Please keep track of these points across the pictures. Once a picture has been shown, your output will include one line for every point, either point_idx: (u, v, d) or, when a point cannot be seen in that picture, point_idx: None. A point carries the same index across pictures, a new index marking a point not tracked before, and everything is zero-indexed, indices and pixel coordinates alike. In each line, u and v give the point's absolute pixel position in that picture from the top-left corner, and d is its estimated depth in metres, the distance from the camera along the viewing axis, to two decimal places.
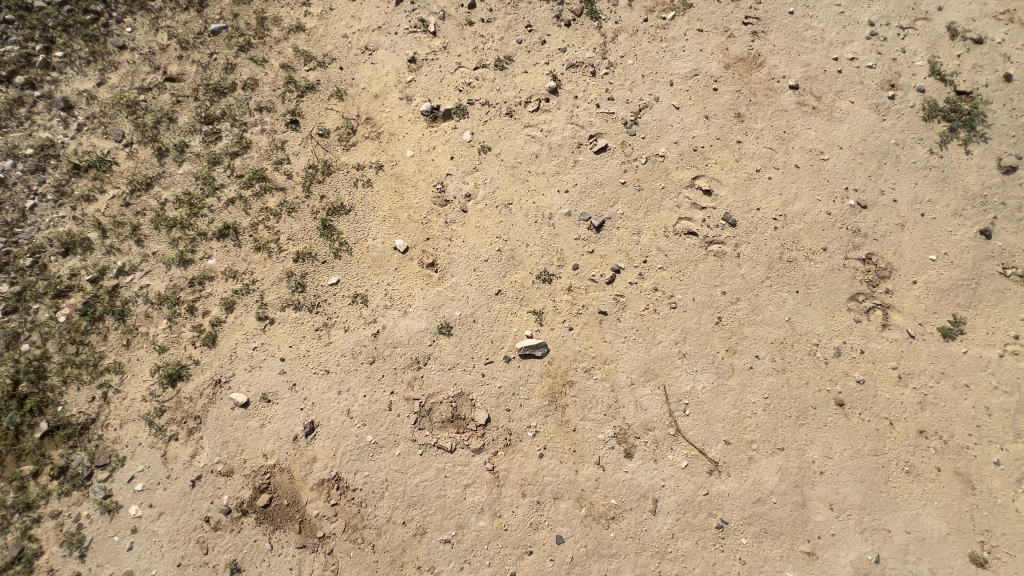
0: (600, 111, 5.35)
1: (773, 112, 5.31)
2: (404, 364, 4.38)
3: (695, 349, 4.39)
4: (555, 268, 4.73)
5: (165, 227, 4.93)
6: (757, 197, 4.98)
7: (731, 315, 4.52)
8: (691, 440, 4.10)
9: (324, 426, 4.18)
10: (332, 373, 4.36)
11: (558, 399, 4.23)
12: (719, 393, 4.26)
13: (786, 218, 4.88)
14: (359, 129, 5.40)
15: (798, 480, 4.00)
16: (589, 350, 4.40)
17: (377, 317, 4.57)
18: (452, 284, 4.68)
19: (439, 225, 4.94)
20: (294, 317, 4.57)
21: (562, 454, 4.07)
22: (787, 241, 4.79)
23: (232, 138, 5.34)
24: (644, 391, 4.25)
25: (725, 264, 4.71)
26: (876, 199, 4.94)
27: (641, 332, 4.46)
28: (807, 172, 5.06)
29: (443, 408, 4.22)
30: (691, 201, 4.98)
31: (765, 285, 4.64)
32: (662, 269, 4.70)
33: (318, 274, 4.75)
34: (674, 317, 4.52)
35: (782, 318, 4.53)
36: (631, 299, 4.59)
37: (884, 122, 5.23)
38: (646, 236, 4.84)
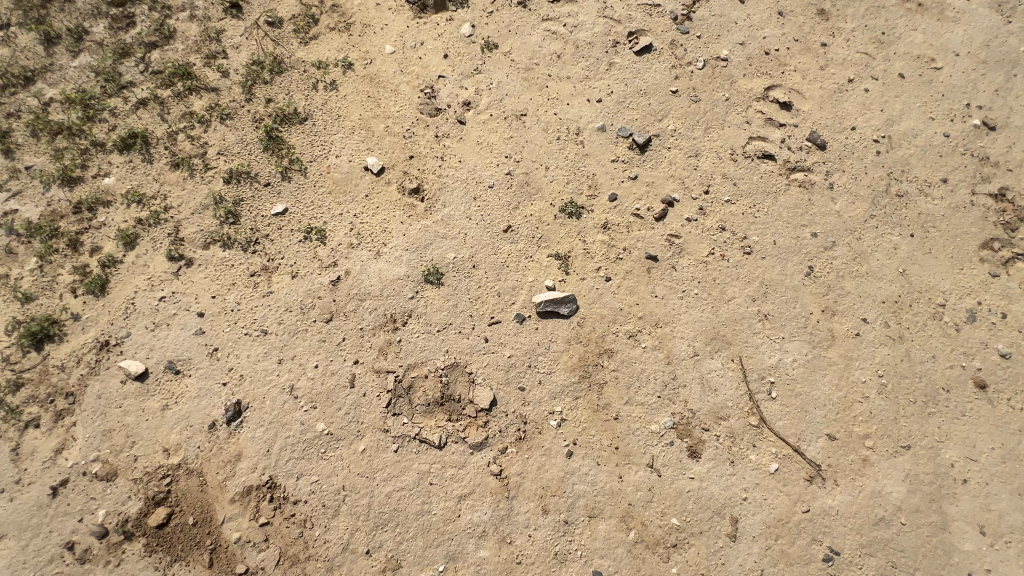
0: (642, 3, 4.05)
1: (868, 9, 4.04)
2: (375, 323, 3.10)
3: (779, 309, 3.18)
4: (585, 199, 3.47)
5: (46, 134, 3.56)
6: (851, 114, 3.75)
7: (826, 264, 3.31)
8: (781, 434, 2.89)
9: (257, 410, 2.89)
10: (272, 335, 3.07)
11: (592, 375, 2.99)
12: (816, 369, 3.05)
13: (890, 140, 3.67)
14: (322, 18, 4.04)
15: (933, 493, 2.81)
16: (634, 308, 3.16)
17: (339, 260, 3.27)
18: (443, 218, 3.39)
19: (426, 141, 3.63)
20: (221, 258, 3.26)
21: (599, 453, 2.84)
22: (893, 170, 3.58)
23: (150, 24, 3.95)
24: (712, 365, 3.03)
25: (814, 198, 3.49)
26: (1008, 119, 3.73)
27: (704, 286, 3.23)
28: (915, 84, 3.83)
29: (429, 386, 2.96)
30: (765, 116, 3.73)
31: (869, 226, 3.42)
32: (731, 202, 3.46)
33: (258, 201, 3.43)
34: (749, 265, 3.29)
35: (894, 269, 3.32)
36: (690, 242, 3.35)
37: (1011, 24, 4.00)
38: (707, 160, 3.59)
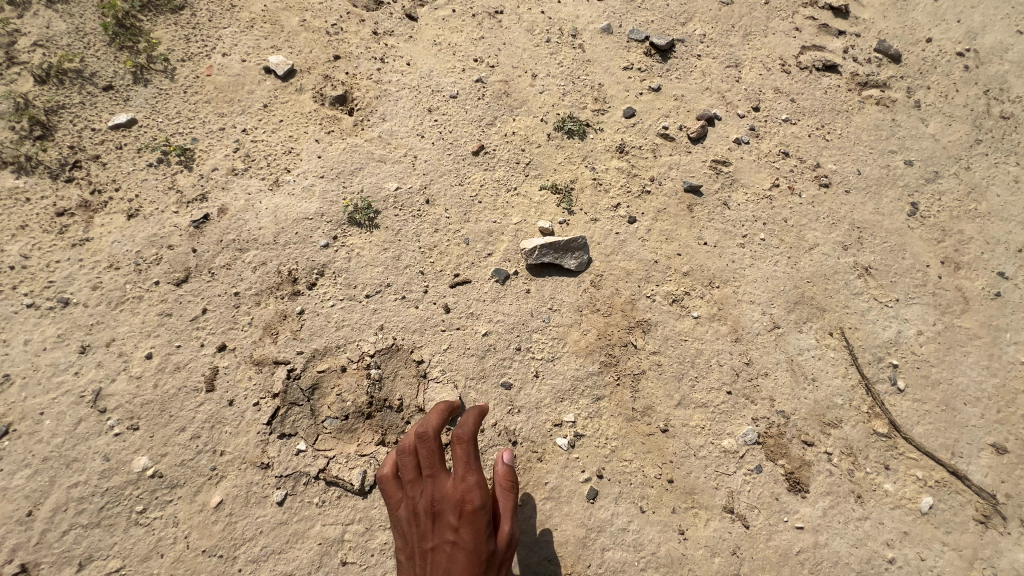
0: None
1: None
2: (261, 286, 1.87)
3: (884, 260, 2.15)
4: (590, 115, 2.41)
5: None
6: (923, 24, 2.89)
7: (933, 201, 2.33)
8: (926, 448, 1.80)
9: (25, 439, 1.58)
10: (76, 307, 1.79)
11: (620, 362, 1.84)
12: (953, 346, 2.00)
13: (977, 54, 2.81)
14: None
15: None
16: (675, 261, 2.06)
17: (210, 192, 2.05)
18: (382, 136, 2.25)
19: (360, 39, 2.52)
20: (10, 189, 2.00)
21: (640, 492, 1.67)
22: (989, 89, 2.71)
23: None
24: (802, 342, 1.94)
25: (899, 119, 2.55)
26: None
27: (773, 229, 2.17)
28: None
29: (348, 385, 1.73)
30: (818, 24, 2.82)
31: (977, 154, 2.49)
32: (791, 122, 2.48)
33: (88, 110, 2.20)
34: (831, 201, 2.27)
35: (1023, 208, 2.37)
36: (744, 171, 2.31)
37: None
38: (752, 70, 2.62)
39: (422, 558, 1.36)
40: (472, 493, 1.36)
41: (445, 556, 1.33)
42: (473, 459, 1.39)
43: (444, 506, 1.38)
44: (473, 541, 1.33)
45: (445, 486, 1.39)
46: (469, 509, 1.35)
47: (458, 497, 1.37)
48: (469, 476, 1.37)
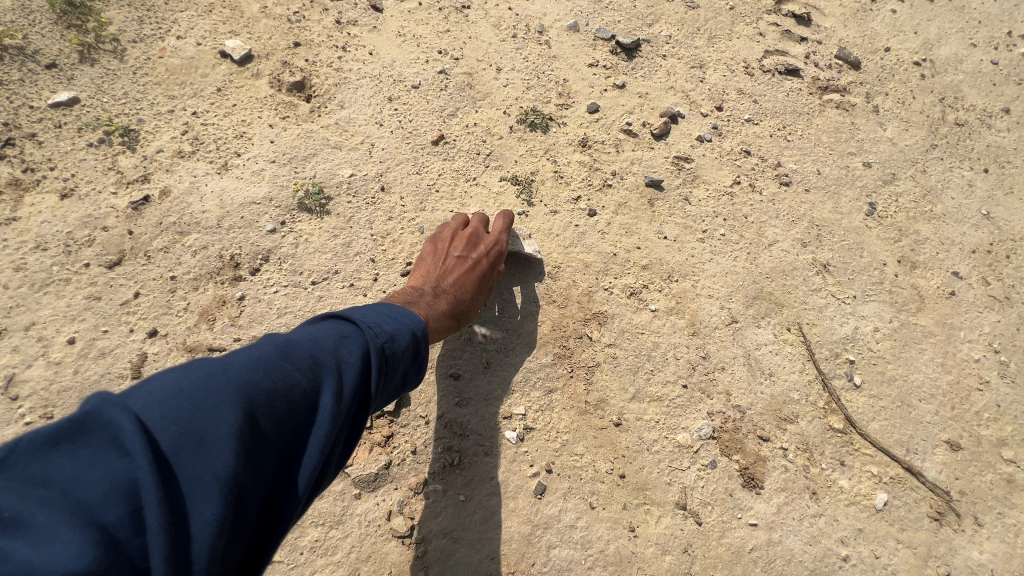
0: None
1: None
2: (201, 271, 1.79)
3: (843, 259, 2.15)
4: (554, 110, 2.39)
5: None
6: (881, 34, 2.97)
7: (890, 202, 2.36)
8: (882, 444, 1.77)
9: None
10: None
11: (575, 354, 1.79)
12: (909, 343, 2.00)
13: (933, 64, 2.89)
14: None
15: None
16: (633, 254, 2.03)
17: (153, 175, 1.97)
18: (338, 123, 2.20)
19: (322, 27, 2.48)
20: None
21: (591, 488, 1.60)
22: (944, 97, 2.78)
23: None
24: (759, 336, 1.92)
25: (859, 123, 2.58)
26: None
27: (733, 225, 2.17)
28: (947, 8, 3.14)
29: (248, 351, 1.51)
30: (781, 30, 2.87)
31: (933, 159, 2.54)
32: (753, 122, 2.49)
33: (28, 87, 2.11)
34: (791, 200, 2.27)
35: (976, 211, 2.42)
36: (706, 168, 2.31)
37: None
38: (716, 72, 2.64)
39: (440, 264, 1.66)
40: (501, 244, 1.74)
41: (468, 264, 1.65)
42: (506, 228, 1.81)
43: (478, 240, 1.72)
44: (487, 268, 1.67)
45: (480, 230, 1.76)
46: (496, 251, 1.72)
47: (486, 239, 1.73)
48: (502, 231, 1.77)
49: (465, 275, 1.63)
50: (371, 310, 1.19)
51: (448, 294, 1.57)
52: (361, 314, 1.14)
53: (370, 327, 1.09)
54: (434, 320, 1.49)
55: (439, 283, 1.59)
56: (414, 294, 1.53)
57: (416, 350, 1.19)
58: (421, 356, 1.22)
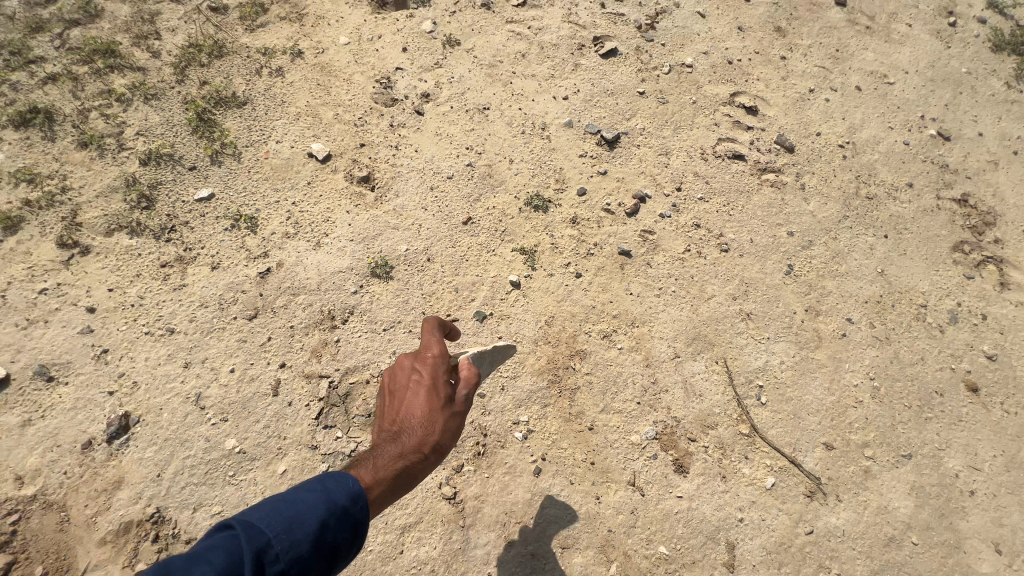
0: (606, 12, 4.07)
1: (820, 29, 4.20)
2: (309, 321, 2.64)
3: (763, 309, 2.94)
4: (552, 193, 3.21)
5: None
6: (815, 120, 3.74)
7: (805, 263, 3.13)
8: (775, 444, 2.56)
9: (150, 425, 2.31)
10: (180, 335, 2.54)
11: (563, 380, 2.60)
12: (805, 372, 2.78)
13: (855, 146, 3.66)
14: (273, 9, 3.82)
15: (942, 507, 2.51)
16: (607, 306, 2.84)
17: (271, 251, 2.83)
18: (395, 208, 3.04)
19: (380, 130, 3.34)
20: (125, 247, 2.75)
21: (571, 470, 2.41)
22: (861, 174, 3.54)
23: (73, 3, 3.62)
24: (694, 367, 2.71)
25: (787, 198, 3.36)
26: (960, 131, 3.85)
27: (682, 284, 2.96)
28: (872, 96, 3.91)
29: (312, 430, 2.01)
30: (732, 120, 3.66)
31: (844, 227, 3.31)
32: (703, 200, 3.28)
33: (179, 185, 2.99)
34: (728, 263, 3.06)
35: (873, 269, 3.18)
36: (665, 239, 3.11)
37: (950, 50, 4.25)
38: (678, 158, 3.44)
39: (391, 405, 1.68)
40: (433, 349, 1.74)
41: (411, 388, 1.68)
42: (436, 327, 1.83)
43: (412, 358, 1.75)
44: (428, 380, 1.67)
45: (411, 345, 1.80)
46: (429, 357, 1.72)
47: (419, 350, 1.75)
48: (430, 334, 1.79)
49: (410, 401, 1.64)
50: (266, 503, 1.14)
51: (403, 430, 1.57)
52: (246, 515, 1.09)
53: (256, 528, 1.07)
54: (394, 463, 1.47)
55: (392, 424, 1.62)
56: (370, 451, 1.52)
57: (319, 532, 1.14)
58: (334, 531, 1.17)
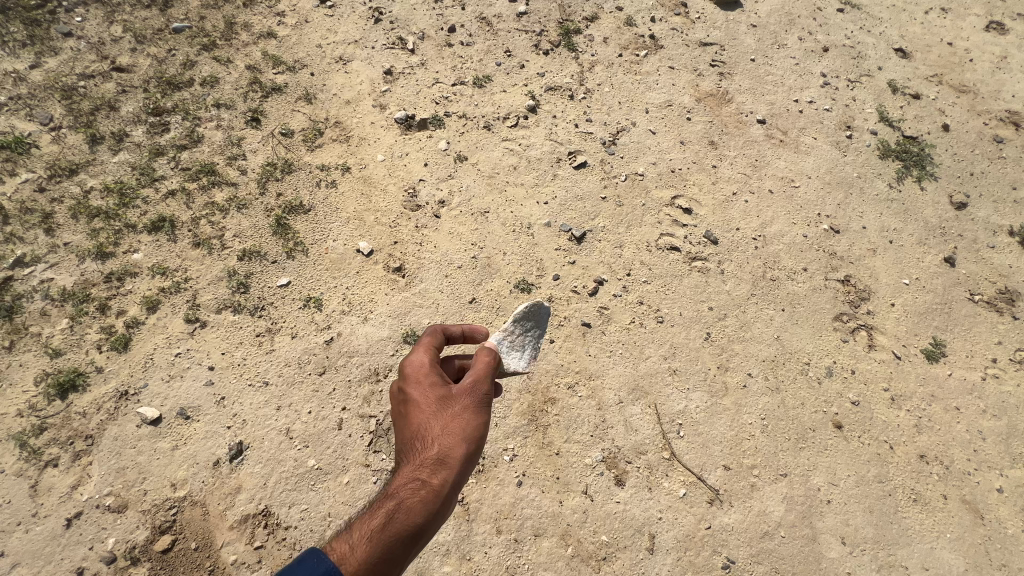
0: (578, 131, 5.34)
1: (744, 142, 5.46)
2: (361, 376, 3.76)
3: (686, 366, 4.05)
4: (535, 278, 4.37)
5: (86, 216, 4.26)
6: (736, 217, 4.93)
7: (720, 331, 4.26)
8: (688, 465, 3.64)
9: (256, 450, 3.41)
10: (273, 386, 3.66)
11: (539, 418, 3.71)
12: (714, 413, 3.87)
13: (765, 238, 4.84)
14: (327, 132, 5.09)
15: (805, 511, 3.58)
16: (572, 364, 3.96)
17: (332, 324, 3.97)
18: (420, 291, 4.21)
19: (409, 230, 4.53)
20: (231, 321, 3.90)
21: (543, 482, 3.50)
22: (768, 260, 4.71)
23: (181, 131, 4.89)
24: (633, 410, 3.81)
25: (710, 280, 4.51)
26: (848, 225, 5.05)
27: (627, 347, 4.09)
28: (781, 197, 5.13)
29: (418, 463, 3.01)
30: (672, 218, 4.86)
31: (751, 302, 4.45)
32: (646, 282, 4.43)
33: (266, 274, 4.15)
34: (662, 331, 4.19)
35: (771, 335, 4.31)
36: (616, 313, 4.25)
37: (846, 157, 5.51)
38: (629, 249, 4.61)
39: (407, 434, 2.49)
40: (411, 385, 2.51)
41: (407, 421, 2.48)
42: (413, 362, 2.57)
43: (404, 396, 2.54)
44: (414, 413, 2.44)
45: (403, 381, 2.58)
46: (411, 392, 2.50)
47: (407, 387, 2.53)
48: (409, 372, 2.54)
49: (410, 432, 2.44)
50: None
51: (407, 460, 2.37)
52: None
53: None
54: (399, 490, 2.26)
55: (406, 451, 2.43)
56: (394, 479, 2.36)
57: None
58: None
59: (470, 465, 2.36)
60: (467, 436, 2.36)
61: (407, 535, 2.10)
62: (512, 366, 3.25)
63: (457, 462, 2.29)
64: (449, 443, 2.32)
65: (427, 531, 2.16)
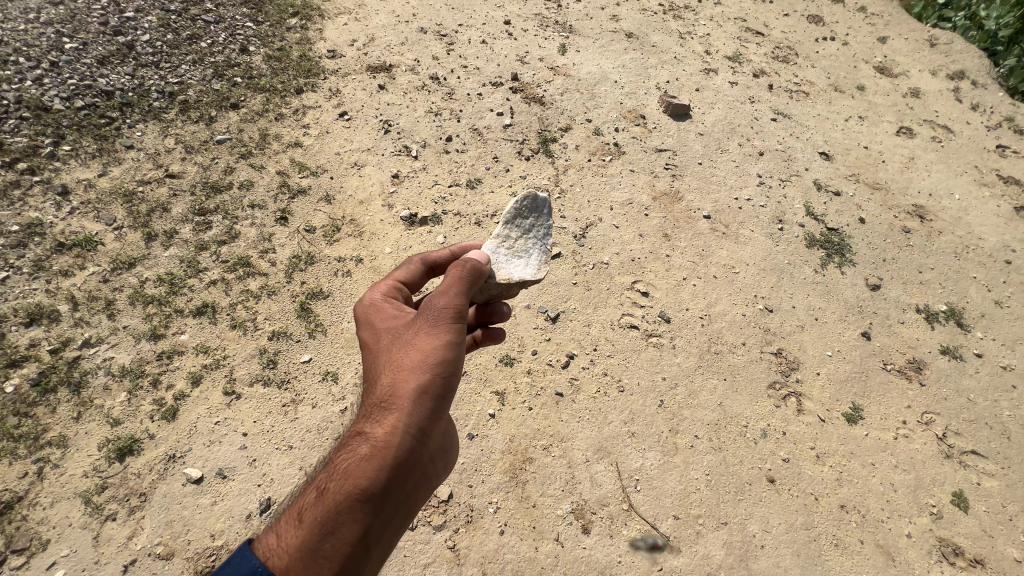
0: (554, 225, 6.39)
1: (693, 234, 6.54)
2: None
3: (642, 429, 4.84)
4: (516, 353, 5.21)
5: (141, 302, 5.10)
6: (686, 299, 5.89)
7: (672, 398, 5.08)
8: (643, 515, 4.37)
9: None
10: (296, 449, 4.38)
11: (518, 475, 4.46)
12: (666, 470, 4.62)
13: (710, 317, 5.78)
14: (344, 228, 6.09)
15: (742, 555, 4.28)
16: (547, 428, 4.75)
17: (346, 394, 4.74)
18: None
19: None
20: (261, 393, 4.67)
21: (522, 531, 4.20)
22: (712, 336, 5.61)
23: (222, 228, 5.85)
24: (598, 467, 4.57)
25: (664, 354, 5.39)
26: (780, 305, 6.02)
27: (594, 413, 4.89)
28: (724, 281, 6.12)
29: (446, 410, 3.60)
30: (632, 300, 5.79)
31: (698, 373, 5.31)
32: (610, 356, 5.29)
33: (291, 352, 4.96)
34: (623, 399, 5.01)
35: (715, 401, 5.13)
36: (585, 383, 5.08)
37: (778, 246, 6.58)
38: (596, 328, 5.50)
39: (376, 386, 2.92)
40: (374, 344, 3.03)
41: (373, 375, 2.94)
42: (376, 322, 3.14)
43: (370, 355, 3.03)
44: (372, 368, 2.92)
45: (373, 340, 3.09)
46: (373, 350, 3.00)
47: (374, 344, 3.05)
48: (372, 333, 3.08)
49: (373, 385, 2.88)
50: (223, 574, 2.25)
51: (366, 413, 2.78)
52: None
53: None
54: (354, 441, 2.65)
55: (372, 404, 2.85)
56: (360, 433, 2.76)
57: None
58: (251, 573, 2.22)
59: (416, 401, 2.63)
60: (421, 372, 2.67)
61: (353, 498, 2.42)
62: (518, 275, 3.67)
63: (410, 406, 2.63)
64: (396, 389, 2.65)
65: (374, 477, 2.47)
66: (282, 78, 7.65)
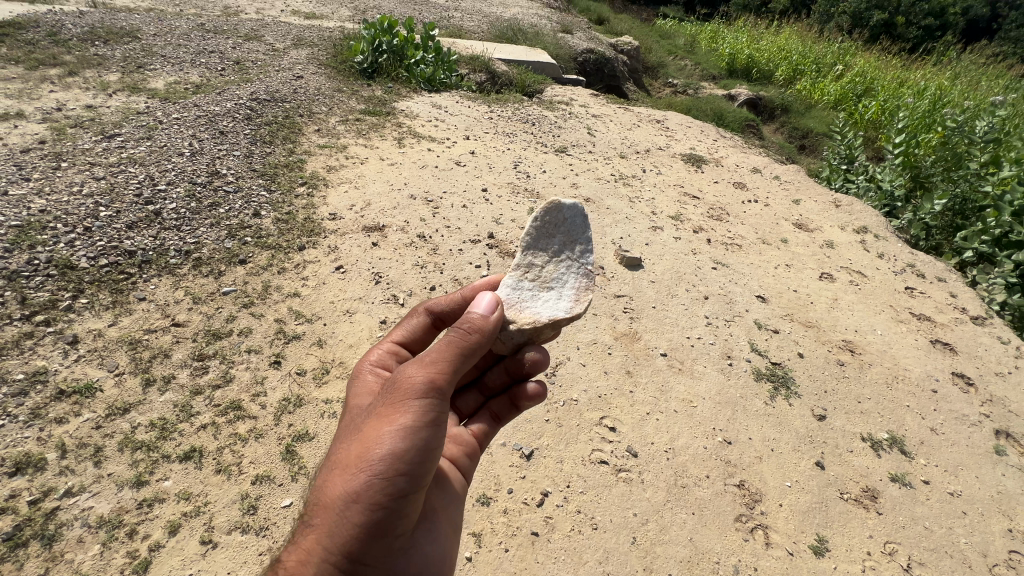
0: None
1: (652, 370, 7.25)
2: None
3: (617, 569, 4.95)
4: (493, 491, 5.43)
5: (129, 448, 5.29)
6: (650, 432, 6.35)
7: (643, 535, 5.26)
8: None
9: None
10: None
11: None
12: None
13: (673, 450, 6.18)
14: (332, 370, 6.59)
15: None
16: (522, 572, 4.84)
17: None
18: None
19: None
20: (238, 542, 4.72)
21: None
22: (677, 469, 5.96)
23: (218, 372, 6.29)
24: None
25: (634, 489, 5.66)
26: (737, 436, 6.50)
27: (568, 553, 5.02)
28: (683, 414, 6.66)
29: (452, 498, 3.78)
30: (600, 435, 6.21)
31: (667, 507, 5.55)
32: (582, 493, 5.54)
33: (272, 496, 5.10)
34: (596, 537, 5.18)
35: (685, 537, 5.32)
36: (559, 521, 5.27)
37: (730, 380, 7.29)
38: (568, 463, 5.82)
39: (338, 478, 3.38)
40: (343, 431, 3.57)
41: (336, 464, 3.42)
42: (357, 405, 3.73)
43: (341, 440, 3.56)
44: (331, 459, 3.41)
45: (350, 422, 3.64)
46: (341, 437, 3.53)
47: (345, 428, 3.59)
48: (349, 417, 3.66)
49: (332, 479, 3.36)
50: None
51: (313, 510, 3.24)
52: None
53: None
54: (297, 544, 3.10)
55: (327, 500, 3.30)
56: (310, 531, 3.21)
57: None
58: None
59: (343, 506, 2.98)
60: (354, 477, 3.00)
61: None
62: (547, 313, 4.26)
63: (337, 514, 2.98)
64: (332, 495, 3.05)
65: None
66: (288, 237, 8.76)
